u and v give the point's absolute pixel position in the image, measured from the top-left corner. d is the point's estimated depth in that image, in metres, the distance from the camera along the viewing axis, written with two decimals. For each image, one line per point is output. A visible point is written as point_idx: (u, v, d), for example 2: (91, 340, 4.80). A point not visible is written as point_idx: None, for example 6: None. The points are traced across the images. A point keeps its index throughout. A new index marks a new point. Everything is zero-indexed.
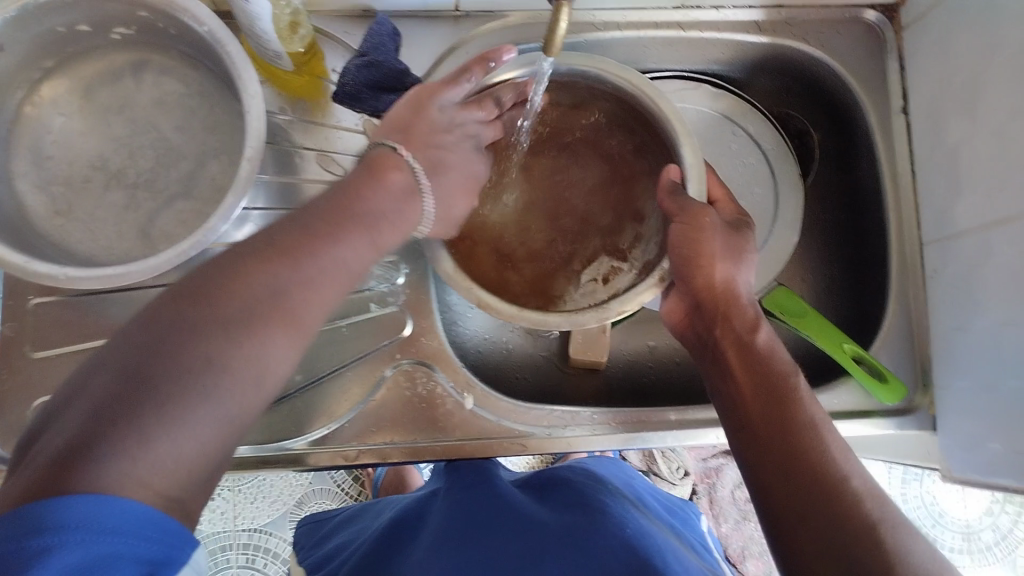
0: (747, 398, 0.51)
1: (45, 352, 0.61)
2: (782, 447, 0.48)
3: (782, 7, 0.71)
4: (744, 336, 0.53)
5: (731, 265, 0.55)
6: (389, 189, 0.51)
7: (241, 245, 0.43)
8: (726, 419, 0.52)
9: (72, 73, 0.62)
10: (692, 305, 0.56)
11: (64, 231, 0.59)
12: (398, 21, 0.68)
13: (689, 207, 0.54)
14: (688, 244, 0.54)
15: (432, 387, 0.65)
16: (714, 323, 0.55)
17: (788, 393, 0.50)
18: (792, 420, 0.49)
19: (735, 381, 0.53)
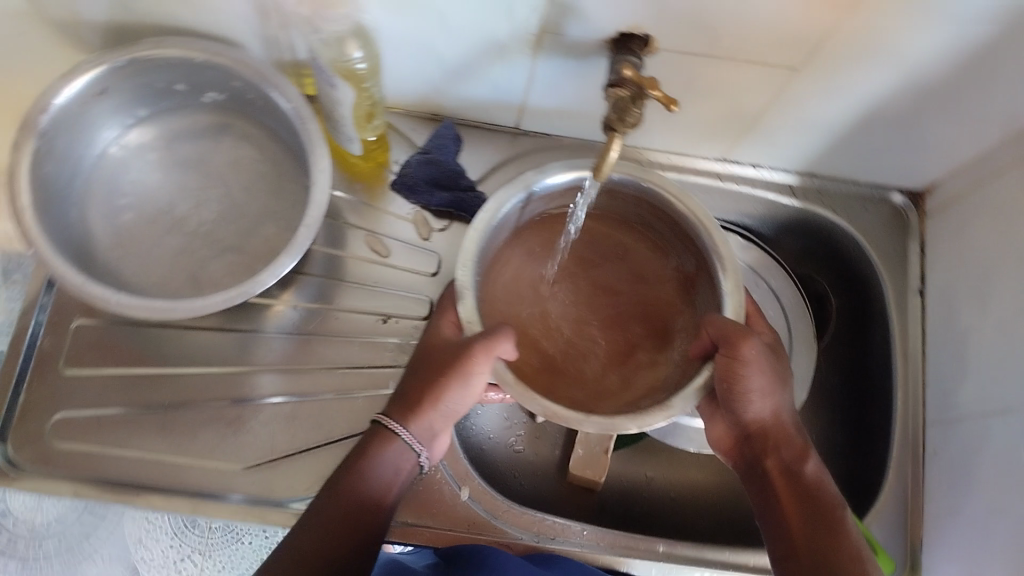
0: (794, 524, 0.56)
1: (75, 370, 0.64)
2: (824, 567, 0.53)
3: (816, 176, 0.77)
4: (793, 467, 0.57)
5: (781, 396, 0.58)
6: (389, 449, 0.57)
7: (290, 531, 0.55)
8: (774, 550, 0.56)
9: (162, 124, 0.68)
10: (741, 436, 0.59)
11: (121, 262, 0.63)
12: (464, 131, 0.73)
13: (731, 333, 0.54)
14: (731, 375, 0.55)
15: (433, 473, 0.66)
16: (765, 451, 0.58)
17: (836, 518, 0.55)
18: (840, 547, 0.54)
19: (782, 513, 0.56)
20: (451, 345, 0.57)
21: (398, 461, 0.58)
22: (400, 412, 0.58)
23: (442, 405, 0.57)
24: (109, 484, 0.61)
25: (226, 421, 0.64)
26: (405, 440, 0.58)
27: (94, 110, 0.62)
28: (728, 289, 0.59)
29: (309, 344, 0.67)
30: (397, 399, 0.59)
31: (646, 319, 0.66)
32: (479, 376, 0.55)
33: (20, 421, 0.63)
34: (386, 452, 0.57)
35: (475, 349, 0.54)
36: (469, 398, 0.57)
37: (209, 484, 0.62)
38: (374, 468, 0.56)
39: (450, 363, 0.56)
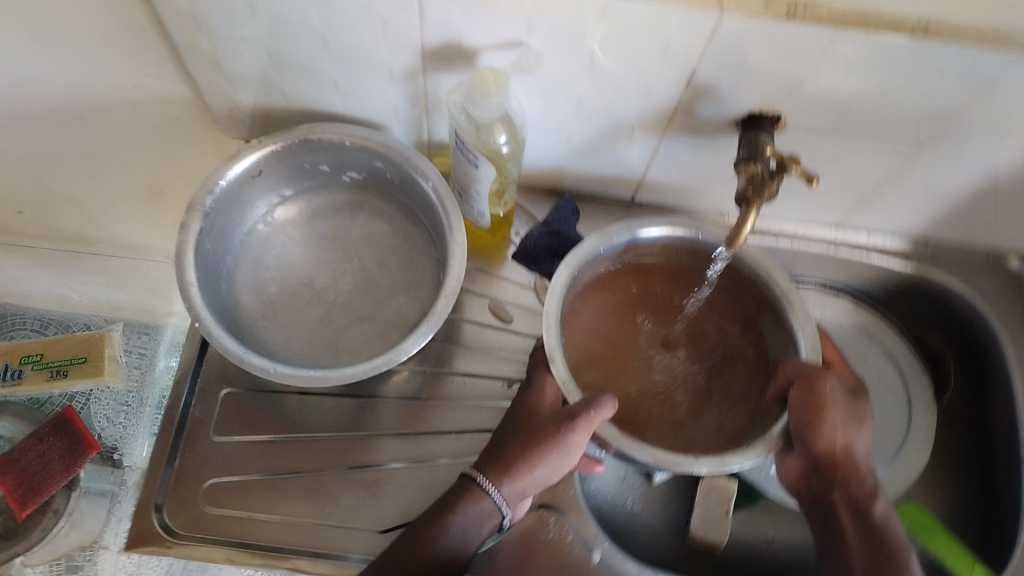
0: (856, 560, 0.58)
1: (224, 438, 0.68)
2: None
3: (929, 242, 0.77)
4: (861, 503, 0.59)
5: (852, 431, 0.59)
6: (476, 505, 0.58)
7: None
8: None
9: (303, 202, 0.72)
10: (811, 467, 0.60)
11: (266, 332, 0.67)
12: (581, 201, 0.76)
13: (809, 372, 0.57)
14: (810, 410, 0.57)
15: (561, 535, 0.67)
16: (831, 484, 0.60)
17: (898, 557, 0.57)
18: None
19: (845, 547, 0.59)
20: (552, 413, 0.58)
21: (479, 519, 0.58)
22: (491, 471, 0.58)
23: (535, 469, 0.58)
24: (256, 549, 0.64)
25: (363, 485, 0.66)
26: (493, 500, 0.58)
27: (250, 189, 0.67)
28: (801, 326, 0.60)
29: (436, 408, 0.70)
30: (486, 457, 0.60)
31: (732, 371, 0.64)
32: (579, 442, 0.56)
33: (173, 487, 0.66)
34: (468, 510, 0.58)
35: (583, 416, 0.55)
36: (562, 465, 0.58)
37: (347, 545, 0.64)
38: (451, 529, 0.58)
39: (548, 428, 0.57)
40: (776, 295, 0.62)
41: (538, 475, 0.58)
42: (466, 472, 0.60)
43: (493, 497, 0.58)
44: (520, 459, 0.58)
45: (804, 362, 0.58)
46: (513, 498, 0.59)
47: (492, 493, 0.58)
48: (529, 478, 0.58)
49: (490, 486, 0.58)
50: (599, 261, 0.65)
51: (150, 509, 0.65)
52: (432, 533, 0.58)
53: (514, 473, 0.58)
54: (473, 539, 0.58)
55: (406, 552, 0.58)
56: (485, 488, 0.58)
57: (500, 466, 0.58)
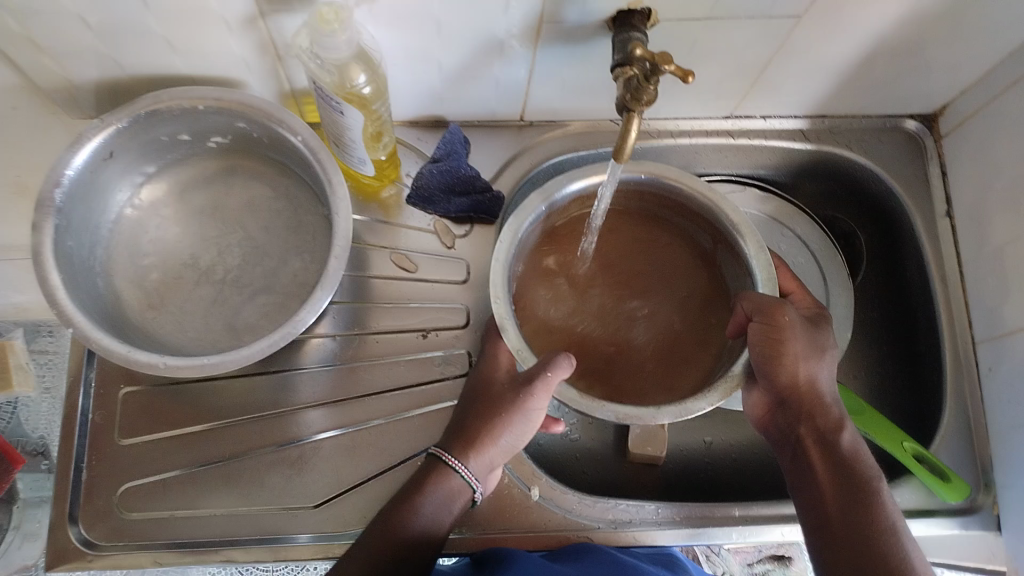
0: (827, 492, 0.54)
1: (131, 439, 0.64)
2: (855, 537, 0.51)
3: (826, 116, 0.76)
4: (829, 437, 0.55)
5: (815, 364, 0.56)
6: (446, 485, 0.56)
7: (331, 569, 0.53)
8: (805, 521, 0.54)
9: (172, 178, 0.67)
10: (776, 402, 0.57)
11: (155, 323, 0.63)
12: (469, 131, 0.72)
13: (767, 305, 0.55)
14: (770, 345, 0.55)
15: (500, 479, 0.67)
16: (797, 419, 0.56)
17: (870, 489, 0.52)
18: (869, 519, 0.51)
19: (816, 486, 0.54)
20: (511, 380, 0.57)
21: (450, 497, 0.56)
22: (456, 448, 0.56)
23: (500, 437, 0.56)
24: (186, 548, 0.61)
25: (287, 464, 0.64)
26: (463, 477, 0.56)
27: (105, 173, 0.62)
28: (753, 252, 0.59)
29: (353, 372, 0.67)
30: (448, 435, 0.58)
31: (694, 309, 0.63)
32: (540, 406, 0.55)
33: (85, 499, 0.62)
34: (439, 486, 0.56)
35: (540, 379, 0.54)
36: (527, 429, 0.57)
37: (278, 528, 0.62)
38: (423, 509, 0.55)
39: (510, 396, 0.56)
40: (726, 226, 0.61)
41: (504, 444, 0.56)
42: (432, 451, 0.58)
43: (462, 473, 0.56)
44: (484, 430, 0.56)
45: (761, 294, 0.57)
46: (481, 471, 0.57)
47: (460, 469, 0.56)
48: (495, 447, 0.56)
49: (457, 463, 0.56)
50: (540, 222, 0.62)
51: (65, 522, 0.61)
52: (406, 510, 0.54)
53: (479, 446, 0.56)
54: (446, 516, 0.56)
55: (379, 533, 0.54)
56: (451, 463, 0.56)
57: (464, 440, 0.56)
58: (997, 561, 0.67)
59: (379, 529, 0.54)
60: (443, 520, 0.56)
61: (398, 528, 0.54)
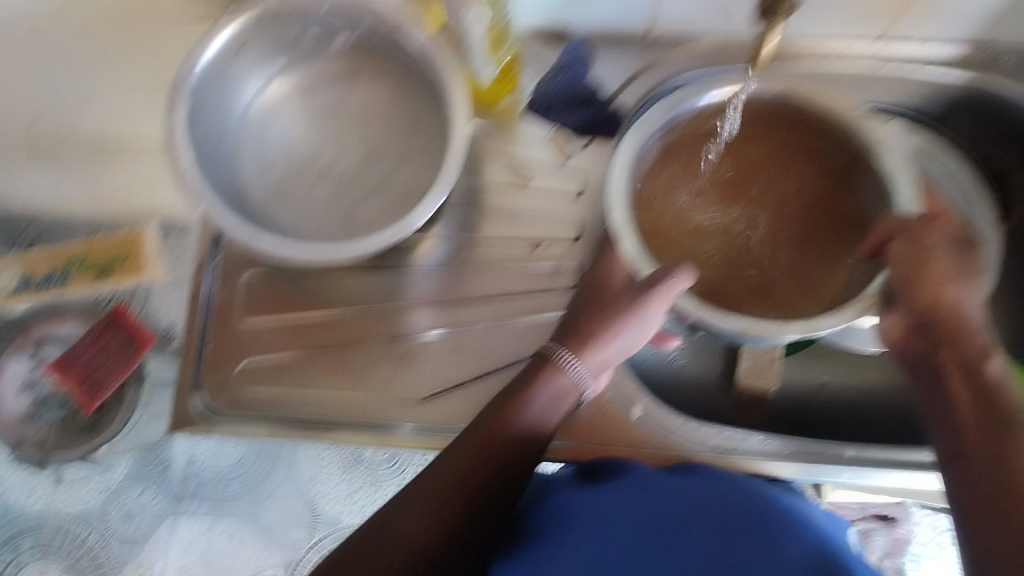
0: (968, 424, 0.48)
1: (252, 319, 0.67)
2: (997, 473, 0.45)
3: (990, 43, 0.69)
4: (975, 364, 0.49)
5: (963, 288, 0.51)
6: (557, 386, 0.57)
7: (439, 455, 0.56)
8: (943, 455, 0.49)
9: (300, 72, 0.68)
10: (913, 326, 0.52)
11: (279, 213, 0.65)
12: (597, 41, 0.70)
13: (910, 225, 0.52)
14: (912, 266, 0.51)
15: (601, 395, 0.66)
16: (939, 345, 0.50)
17: (1022, 424, 0.46)
18: (1022, 455, 0.45)
19: (957, 416, 0.49)
20: (629, 287, 0.56)
21: (560, 395, 0.57)
22: (569, 346, 0.57)
23: (615, 339, 0.57)
24: (298, 424, 0.65)
25: (394, 357, 0.66)
26: (576, 374, 0.57)
27: (234, 67, 0.64)
28: (894, 174, 0.55)
29: (465, 276, 0.67)
30: (562, 334, 0.59)
31: (810, 226, 0.62)
32: (655, 314, 0.55)
33: (211, 371, 0.67)
34: (550, 385, 0.57)
35: (658, 288, 0.53)
36: (641, 334, 0.57)
37: (383, 416, 0.64)
38: (531, 406, 0.56)
39: (627, 303, 0.56)
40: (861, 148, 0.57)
41: (618, 346, 0.57)
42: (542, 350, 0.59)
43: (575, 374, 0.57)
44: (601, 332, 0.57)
45: (892, 213, 0.55)
46: (594, 372, 0.58)
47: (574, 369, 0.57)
48: (608, 350, 0.58)
49: (570, 361, 0.57)
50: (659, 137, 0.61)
51: (189, 391, 0.66)
52: (513, 406, 0.56)
53: (594, 347, 0.57)
54: (555, 413, 0.57)
55: (485, 428, 0.55)
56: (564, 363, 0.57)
57: (579, 341, 0.57)
58: None
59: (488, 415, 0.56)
60: (553, 416, 0.57)
61: (505, 426, 0.55)
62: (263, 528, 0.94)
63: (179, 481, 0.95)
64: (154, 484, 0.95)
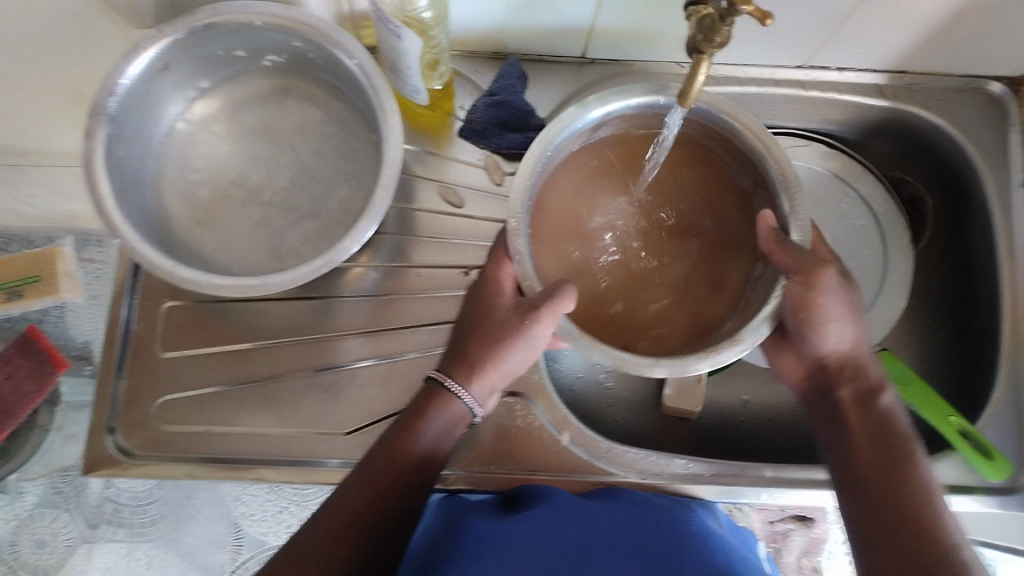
0: (862, 455, 0.54)
1: (171, 352, 0.65)
2: (890, 501, 0.51)
3: (906, 72, 0.72)
4: (870, 397, 0.55)
5: (856, 328, 0.55)
6: (448, 413, 0.57)
7: (338, 492, 0.54)
8: (838, 476, 0.55)
9: (224, 94, 0.66)
10: (815, 362, 0.57)
11: (201, 240, 0.63)
12: (528, 65, 0.70)
13: (807, 263, 0.50)
14: (803, 306, 0.53)
15: (530, 420, 0.67)
16: (838, 378, 0.56)
17: (906, 456, 0.52)
18: (906, 481, 0.51)
19: (850, 442, 0.55)
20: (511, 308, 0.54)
21: (450, 424, 0.57)
22: (458, 372, 0.56)
23: (502, 364, 0.56)
24: (217, 462, 0.63)
25: (321, 389, 0.64)
26: (463, 402, 0.57)
27: (158, 85, 0.61)
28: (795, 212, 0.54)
29: (395, 304, 0.66)
30: (448, 356, 0.57)
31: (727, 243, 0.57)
32: (544, 334, 0.53)
33: (125, 408, 0.64)
34: (437, 412, 0.56)
35: (546, 307, 0.50)
36: (527, 357, 0.56)
37: (310, 451, 0.63)
38: (425, 435, 0.56)
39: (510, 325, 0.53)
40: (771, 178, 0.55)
41: (505, 370, 0.56)
42: (432, 375, 0.58)
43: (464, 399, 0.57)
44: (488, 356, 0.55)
45: (795, 246, 0.52)
46: (482, 395, 0.57)
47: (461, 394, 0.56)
48: (496, 374, 0.56)
49: (458, 388, 0.56)
50: (577, 136, 0.58)
51: (103, 432, 0.63)
52: (405, 433, 0.55)
53: (481, 371, 0.56)
54: (447, 440, 0.57)
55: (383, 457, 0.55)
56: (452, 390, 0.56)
57: (467, 366, 0.56)
58: None
59: (383, 446, 0.55)
60: (442, 445, 0.57)
61: (398, 453, 0.55)
62: (184, 552, 0.83)
63: (94, 505, 0.84)
64: (66, 512, 0.85)
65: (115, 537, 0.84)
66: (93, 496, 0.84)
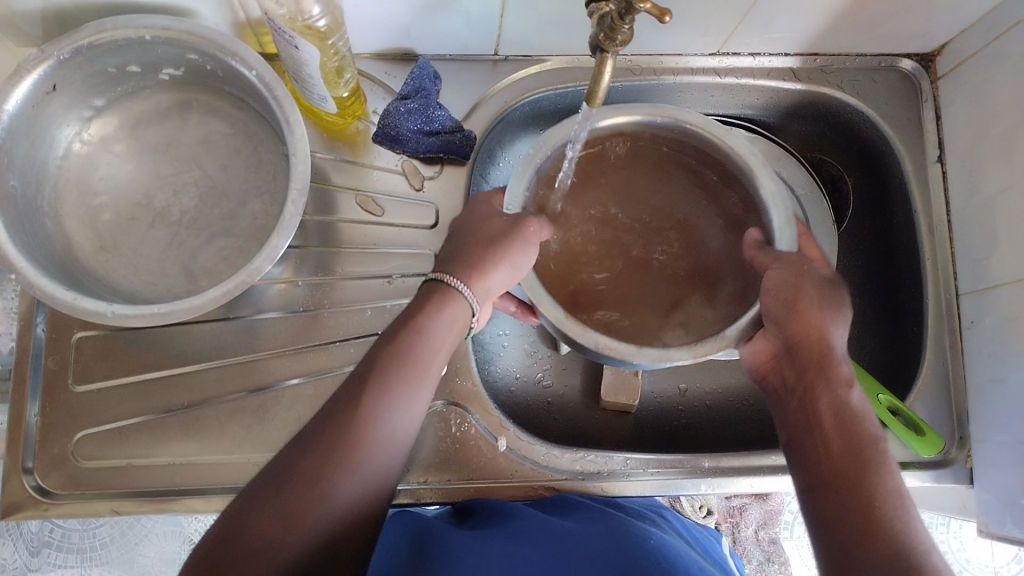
0: (830, 450, 0.49)
1: (85, 385, 0.62)
2: (858, 499, 0.46)
3: (818, 54, 0.72)
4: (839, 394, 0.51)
5: (829, 318, 0.53)
6: (450, 311, 0.52)
7: (333, 396, 0.48)
8: (804, 474, 0.50)
9: (122, 112, 0.63)
10: (781, 350, 0.53)
11: (108, 266, 0.60)
12: (440, 65, 0.69)
13: (792, 255, 0.53)
14: (789, 289, 0.52)
15: (466, 428, 0.66)
16: (805, 373, 0.52)
17: (873, 455, 0.48)
18: (877, 480, 0.47)
19: (819, 438, 0.50)
20: (502, 222, 0.54)
21: (452, 323, 0.52)
22: (456, 270, 0.53)
23: (500, 266, 0.53)
24: (144, 496, 0.61)
25: (248, 412, 0.63)
26: (466, 300, 0.52)
27: (47, 109, 0.58)
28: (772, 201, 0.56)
29: (320, 319, 0.65)
30: (442, 260, 0.55)
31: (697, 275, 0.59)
32: (525, 258, 0.53)
33: (40, 446, 0.61)
34: (430, 332, 0.51)
35: (523, 232, 0.53)
36: (515, 274, 0.54)
37: (244, 477, 0.61)
38: (428, 331, 0.51)
39: (501, 234, 0.53)
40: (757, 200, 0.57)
41: (505, 273, 0.53)
42: (431, 275, 0.54)
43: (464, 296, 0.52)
44: (491, 254, 0.53)
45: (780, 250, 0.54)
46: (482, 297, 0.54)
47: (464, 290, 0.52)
48: (498, 276, 0.53)
49: (458, 284, 0.52)
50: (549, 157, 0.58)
51: (19, 472, 0.60)
52: (387, 373, 0.48)
53: (478, 270, 0.53)
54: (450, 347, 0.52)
55: (348, 421, 0.46)
56: (455, 288, 0.52)
57: (465, 263, 0.53)
58: (966, 515, 0.68)
59: (385, 340, 0.50)
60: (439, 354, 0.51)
61: (381, 401, 0.47)
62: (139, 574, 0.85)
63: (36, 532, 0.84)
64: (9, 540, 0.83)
65: (65, 563, 0.84)
66: (36, 522, 0.83)
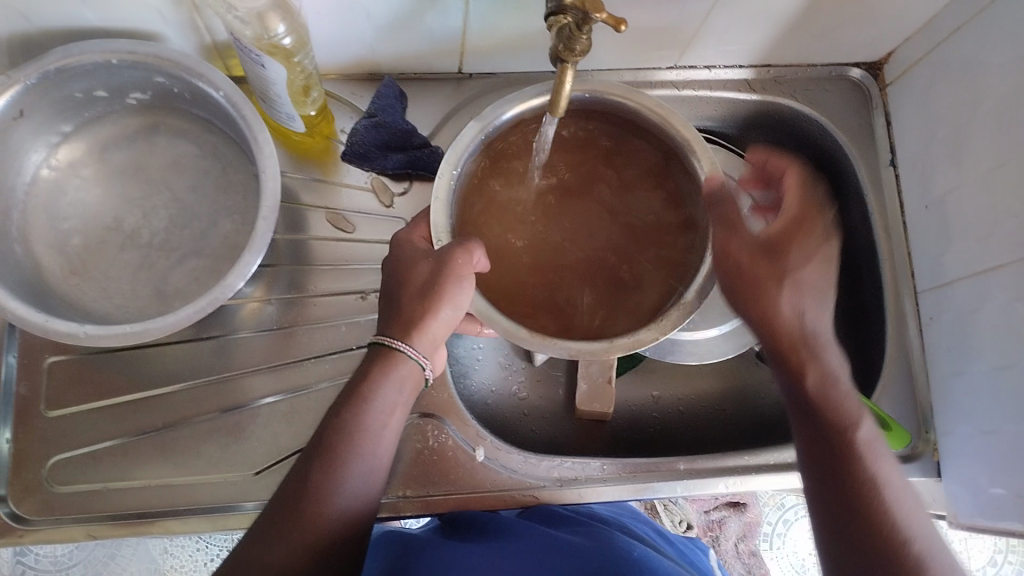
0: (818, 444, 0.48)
1: (58, 411, 0.62)
2: (847, 497, 0.46)
3: (771, 66, 0.75)
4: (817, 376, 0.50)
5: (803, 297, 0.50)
6: (392, 374, 0.52)
7: (288, 476, 0.49)
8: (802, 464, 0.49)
9: (90, 136, 0.64)
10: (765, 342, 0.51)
11: (79, 290, 0.60)
12: (406, 84, 0.70)
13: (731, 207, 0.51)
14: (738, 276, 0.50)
15: (443, 439, 0.66)
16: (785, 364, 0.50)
17: (856, 444, 0.47)
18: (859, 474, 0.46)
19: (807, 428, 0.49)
20: (426, 269, 0.52)
21: (402, 385, 0.52)
22: (394, 329, 0.52)
23: (435, 316, 0.52)
24: (119, 520, 0.60)
25: (224, 432, 0.63)
26: (411, 358, 0.52)
27: (15, 134, 0.59)
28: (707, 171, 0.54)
29: (293, 337, 0.65)
30: (385, 318, 0.54)
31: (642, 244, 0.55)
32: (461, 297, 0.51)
33: (12, 473, 0.61)
34: (374, 400, 0.51)
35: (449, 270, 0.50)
36: (456, 311, 0.52)
37: (221, 497, 0.61)
38: (374, 401, 0.51)
39: (428, 282, 0.51)
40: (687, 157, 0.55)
41: (448, 315, 0.52)
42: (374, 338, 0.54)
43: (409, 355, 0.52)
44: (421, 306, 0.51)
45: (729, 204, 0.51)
46: (428, 348, 0.53)
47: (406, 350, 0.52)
48: (438, 322, 0.52)
49: (401, 344, 0.52)
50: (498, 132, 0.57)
51: None
52: (337, 447, 0.49)
53: (417, 324, 0.52)
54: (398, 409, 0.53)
55: (302, 499, 0.47)
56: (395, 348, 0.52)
57: (402, 321, 0.52)
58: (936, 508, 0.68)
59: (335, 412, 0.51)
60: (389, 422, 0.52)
61: (333, 475, 0.48)
62: None
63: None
64: None
65: None
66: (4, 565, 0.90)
